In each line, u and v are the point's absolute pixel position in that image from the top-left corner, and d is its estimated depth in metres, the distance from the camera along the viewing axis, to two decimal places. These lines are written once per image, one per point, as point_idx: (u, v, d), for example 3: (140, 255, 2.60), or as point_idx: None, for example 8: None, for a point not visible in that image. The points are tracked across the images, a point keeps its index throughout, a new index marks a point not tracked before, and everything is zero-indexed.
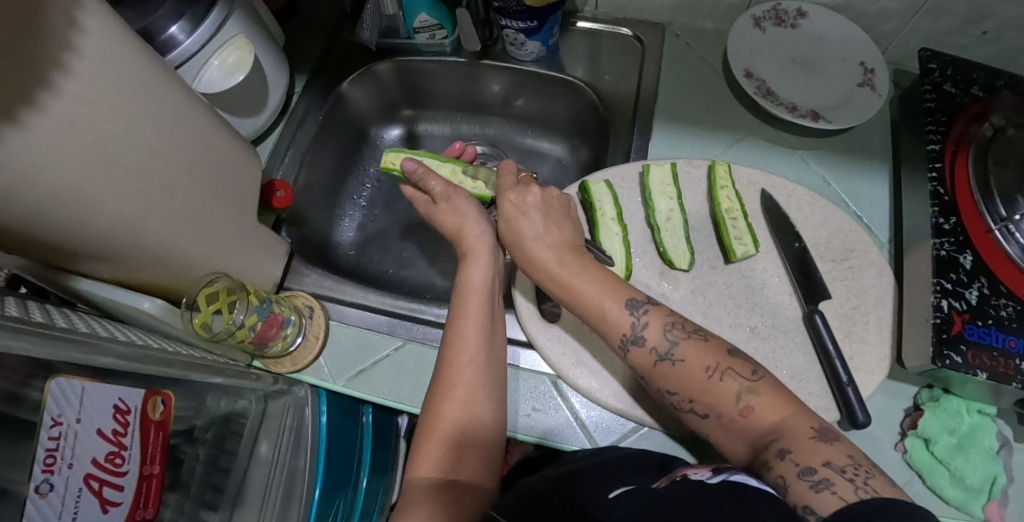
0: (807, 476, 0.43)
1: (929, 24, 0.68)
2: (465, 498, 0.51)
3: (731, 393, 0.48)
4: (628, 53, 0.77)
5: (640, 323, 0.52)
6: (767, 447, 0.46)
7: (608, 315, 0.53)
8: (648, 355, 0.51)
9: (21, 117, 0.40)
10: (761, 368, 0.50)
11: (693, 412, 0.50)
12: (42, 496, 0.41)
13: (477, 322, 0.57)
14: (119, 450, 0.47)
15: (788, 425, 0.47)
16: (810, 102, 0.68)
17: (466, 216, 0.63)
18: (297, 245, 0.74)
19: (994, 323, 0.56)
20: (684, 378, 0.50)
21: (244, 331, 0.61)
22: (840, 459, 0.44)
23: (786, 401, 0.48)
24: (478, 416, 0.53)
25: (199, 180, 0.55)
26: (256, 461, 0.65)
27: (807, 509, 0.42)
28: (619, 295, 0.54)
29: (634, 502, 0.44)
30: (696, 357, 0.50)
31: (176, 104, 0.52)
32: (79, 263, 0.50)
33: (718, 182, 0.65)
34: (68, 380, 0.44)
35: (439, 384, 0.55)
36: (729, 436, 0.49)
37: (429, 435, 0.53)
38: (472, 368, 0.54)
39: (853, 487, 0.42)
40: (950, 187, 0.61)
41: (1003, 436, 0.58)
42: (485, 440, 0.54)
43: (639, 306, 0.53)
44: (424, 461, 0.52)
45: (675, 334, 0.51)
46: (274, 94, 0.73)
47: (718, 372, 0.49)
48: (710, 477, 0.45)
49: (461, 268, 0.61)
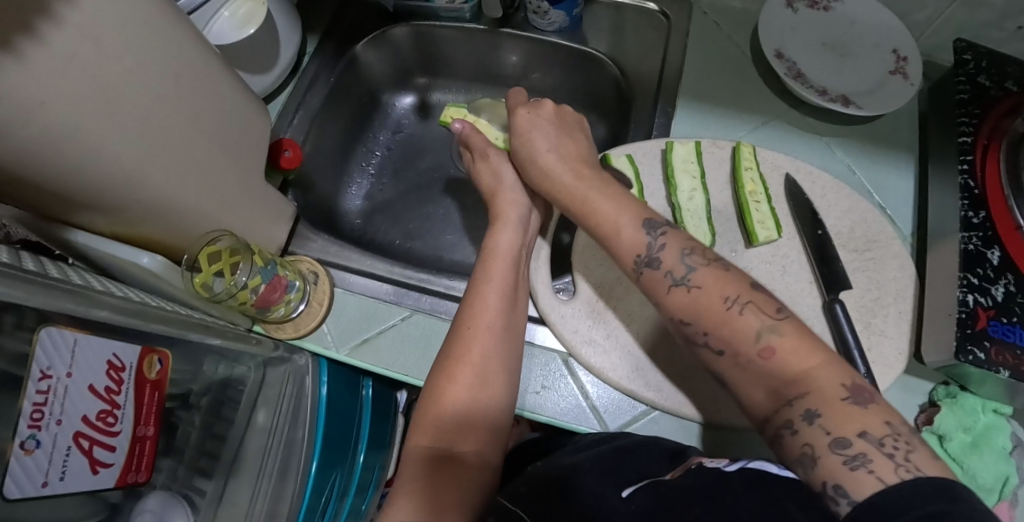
0: (840, 450, 0.41)
1: (965, 15, 0.66)
2: (466, 471, 0.48)
3: (751, 329, 0.46)
4: (653, 29, 0.75)
5: (657, 245, 0.52)
6: (792, 403, 0.44)
7: (624, 234, 0.53)
8: (663, 278, 0.51)
9: (18, 47, 0.37)
10: (786, 309, 0.48)
11: (707, 346, 0.48)
12: (27, 453, 0.40)
13: (498, 287, 0.55)
14: (112, 409, 0.45)
15: (817, 376, 0.44)
16: (840, 86, 0.66)
17: (500, 177, 0.63)
18: (304, 209, 0.72)
19: (1019, 322, 0.54)
20: (701, 305, 0.48)
21: (247, 292, 0.59)
22: (877, 429, 0.41)
23: (812, 345, 0.46)
24: (489, 385, 0.51)
25: (204, 133, 0.52)
26: (253, 429, 0.63)
27: (839, 489, 0.40)
28: (638, 217, 0.54)
29: (644, 493, 0.43)
30: (715, 286, 0.49)
31: (185, 49, 0.49)
32: (76, 214, 0.48)
33: (742, 163, 0.63)
34: (59, 330, 0.41)
35: (452, 347, 0.52)
36: (749, 382, 0.47)
37: (436, 398, 0.50)
38: (490, 333, 0.53)
39: (893, 465, 0.39)
40: (981, 180, 0.59)
41: (1017, 437, 0.58)
42: (494, 412, 0.51)
43: (657, 227, 0.53)
44: (427, 429, 0.49)
45: (693, 260, 0.51)
46: (286, 51, 0.70)
47: (738, 304, 0.48)
48: (727, 465, 0.44)
49: (489, 232, 0.59)
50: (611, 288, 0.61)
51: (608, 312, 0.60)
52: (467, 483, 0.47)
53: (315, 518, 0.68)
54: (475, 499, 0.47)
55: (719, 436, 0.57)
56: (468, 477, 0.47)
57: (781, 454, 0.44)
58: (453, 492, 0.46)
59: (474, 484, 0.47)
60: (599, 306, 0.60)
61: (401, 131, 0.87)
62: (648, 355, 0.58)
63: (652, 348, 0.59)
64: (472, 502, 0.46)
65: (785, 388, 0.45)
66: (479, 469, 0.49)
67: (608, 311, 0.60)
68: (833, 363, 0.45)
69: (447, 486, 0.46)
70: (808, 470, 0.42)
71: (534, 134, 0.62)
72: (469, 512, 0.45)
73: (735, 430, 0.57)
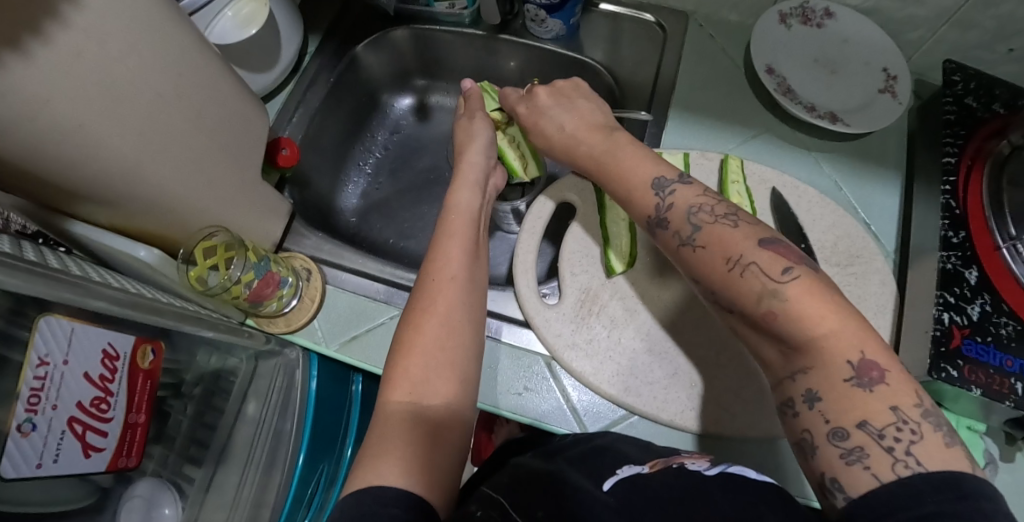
0: (838, 441, 0.42)
1: (956, 36, 0.67)
2: (437, 427, 0.48)
3: (752, 292, 0.45)
4: (649, 40, 0.76)
5: (667, 205, 0.51)
6: (796, 376, 0.44)
7: (636, 200, 0.53)
8: (673, 239, 0.50)
9: (25, 46, 0.39)
10: (796, 266, 0.45)
11: (719, 305, 0.48)
12: (24, 435, 0.41)
13: (460, 244, 0.58)
14: (106, 396, 0.47)
15: (826, 345, 0.42)
16: (829, 103, 0.67)
17: (475, 139, 0.68)
18: (298, 206, 0.74)
19: (993, 341, 0.55)
20: (703, 263, 0.48)
21: (240, 287, 0.60)
22: (880, 419, 0.40)
23: (826, 307, 0.43)
24: (457, 336, 0.52)
25: (205, 130, 0.54)
26: (243, 420, 0.65)
27: (836, 482, 0.41)
28: (646, 180, 0.53)
29: (624, 484, 0.45)
30: (717, 246, 0.48)
31: (188, 49, 0.51)
32: (77, 206, 0.49)
33: (730, 176, 0.64)
34: (58, 319, 0.42)
35: (419, 301, 0.54)
36: (758, 338, 0.46)
37: (406, 353, 0.51)
38: (454, 285, 0.54)
39: (891, 460, 0.39)
40: (963, 201, 0.60)
41: (990, 454, 0.58)
42: (463, 364, 0.51)
43: (666, 186, 0.52)
44: (402, 385, 0.49)
45: (701, 218, 0.49)
46: (286, 51, 0.71)
47: (740, 266, 0.46)
48: (707, 469, 0.46)
49: (450, 193, 0.63)
50: (595, 294, 0.63)
51: (592, 318, 0.62)
52: (439, 442, 0.47)
53: (303, 509, 0.69)
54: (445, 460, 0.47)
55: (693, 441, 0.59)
56: (439, 436, 0.48)
57: (788, 422, 0.45)
58: (424, 448, 0.46)
59: (444, 441, 0.48)
60: (582, 311, 0.62)
61: (399, 131, 0.88)
62: (630, 361, 0.60)
63: (634, 356, 0.60)
64: (442, 458, 0.47)
65: (795, 355, 0.44)
66: (450, 426, 0.49)
67: (592, 316, 0.62)
68: (852, 326, 0.43)
69: (420, 443, 0.46)
70: (810, 455, 0.43)
71: (555, 109, 0.64)
72: (441, 469, 0.46)
73: (712, 437, 0.58)
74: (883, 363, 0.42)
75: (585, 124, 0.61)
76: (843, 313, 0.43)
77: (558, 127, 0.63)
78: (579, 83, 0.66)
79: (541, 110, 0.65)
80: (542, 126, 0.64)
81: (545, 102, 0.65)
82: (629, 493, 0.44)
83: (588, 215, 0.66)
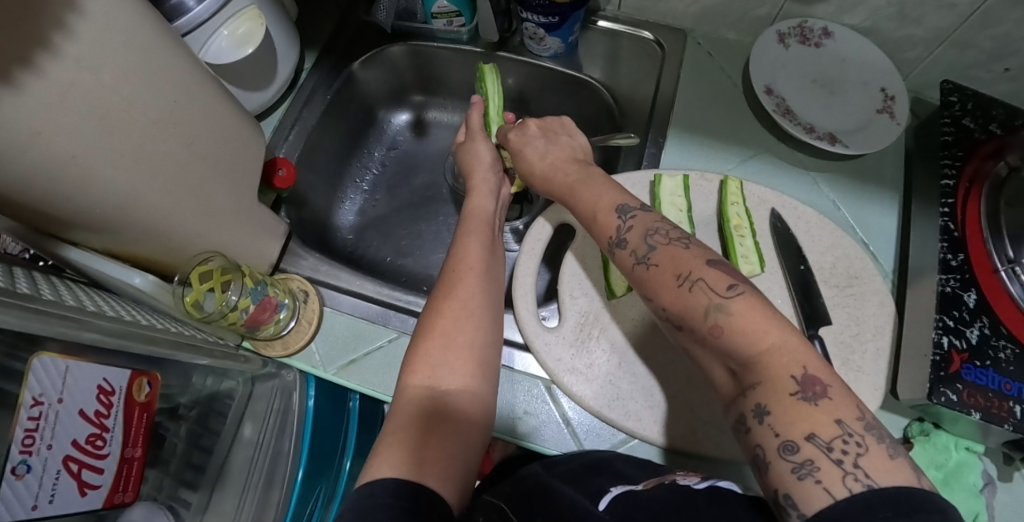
0: (788, 455, 0.39)
1: (953, 56, 0.68)
2: (456, 411, 0.48)
3: (699, 306, 0.44)
4: (648, 58, 0.77)
5: (626, 228, 0.51)
6: (747, 393, 0.42)
7: (600, 221, 0.53)
8: (629, 258, 0.50)
9: (17, 78, 0.38)
10: (741, 283, 0.45)
11: (669, 323, 0.47)
12: (18, 478, 0.40)
13: (477, 238, 0.59)
14: (101, 432, 0.46)
15: (771, 358, 0.41)
16: (828, 124, 0.67)
17: (478, 157, 0.68)
18: (296, 226, 0.73)
19: (992, 365, 0.55)
20: (655, 282, 0.48)
21: (237, 313, 0.60)
22: (827, 432, 0.39)
23: (768, 321, 0.42)
24: (475, 321, 0.53)
25: (198, 155, 0.53)
26: (239, 443, 0.64)
27: (789, 499, 0.38)
28: (611, 204, 0.54)
29: (618, 505, 0.44)
30: (670, 264, 0.48)
31: (183, 74, 0.50)
32: (69, 233, 0.48)
33: (729, 197, 0.65)
34: (52, 359, 0.42)
35: (440, 290, 0.55)
36: (709, 358, 0.45)
37: (427, 339, 0.51)
38: (473, 274, 0.55)
39: (841, 473, 0.37)
40: (961, 223, 0.60)
41: (987, 475, 0.57)
42: (482, 347, 0.52)
43: (628, 212, 0.52)
44: (419, 370, 0.50)
45: (657, 239, 0.49)
46: (282, 69, 0.71)
47: (689, 281, 0.46)
48: (697, 482, 0.45)
49: (467, 197, 0.64)
50: (595, 317, 0.62)
51: (592, 341, 0.61)
52: (458, 428, 0.47)
53: None
54: (454, 447, 0.46)
55: (691, 463, 0.58)
56: (459, 423, 0.48)
57: (741, 441, 0.42)
58: (437, 435, 0.46)
59: (462, 426, 0.48)
60: (582, 334, 0.62)
61: (396, 147, 0.88)
62: (630, 385, 0.60)
63: (633, 380, 0.60)
64: (459, 444, 0.47)
65: (744, 373, 0.42)
66: (466, 413, 0.49)
67: (592, 340, 0.61)
68: (801, 346, 0.42)
69: (433, 427, 0.46)
70: (763, 473, 0.40)
71: (539, 142, 0.63)
72: (456, 456, 0.46)
73: (708, 459, 0.58)
74: (826, 379, 0.40)
75: (567, 157, 0.62)
76: (786, 330, 0.42)
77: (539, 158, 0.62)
78: (567, 121, 0.66)
79: (525, 143, 0.64)
80: (525, 155, 0.63)
81: (534, 134, 0.65)
82: (624, 510, 0.44)
83: (587, 236, 0.66)
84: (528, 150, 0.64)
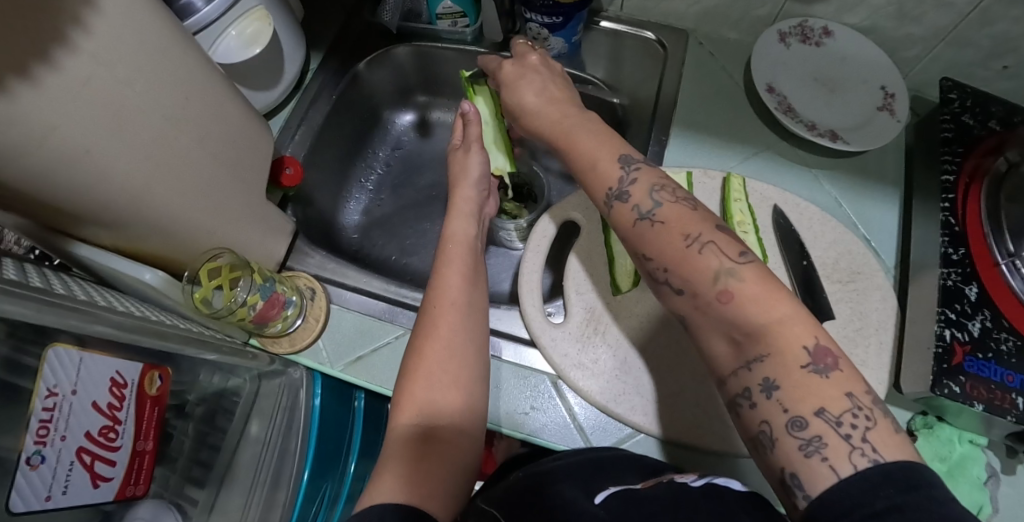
0: (796, 431, 0.39)
1: (952, 54, 0.69)
2: (447, 448, 0.48)
3: (709, 268, 0.43)
4: (651, 58, 0.78)
5: (629, 180, 0.49)
6: (751, 366, 0.41)
7: (600, 169, 0.51)
8: (630, 212, 0.48)
9: (33, 73, 0.39)
10: (751, 252, 0.44)
11: (668, 285, 0.46)
12: (32, 468, 0.41)
13: (458, 269, 0.58)
14: (114, 424, 0.46)
15: (779, 331, 0.41)
16: (830, 121, 0.68)
17: (468, 174, 0.66)
18: (302, 225, 0.74)
19: (994, 357, 0.56)
20: (662, 239, 0.46)
21: (245, 309, 0.60)
22: (836, 406, 0.39)
23: (779, 292, 0.42)
24: (459, 356, 0.52)
25: (209, 151, 0.53)
26: (246, 440, 0.64)
27: (796, 479, 0.39)
28: (613, 152, 0.51)
29: (617, 498, 0.44)
30: (679, 223, 0.46)
31: (194, 70, 0.50)
32: (81, 228, 0.49)
33: (732, 195, 0.65)
34: (66, 349, 0.42)
35: (423, 325, 0.54)
36: (709, 328, 0.44)
37: (413, 372, 0.51)
38: (455, 310, 0.54)
39: (848, 449, 0.38)
40: (961, 217, 0.61)
41: (992, 468, 0.57)
42: (468, 384, 0.51)
43: (632, 164, 0.50)
44: (407, 409, 0.50)
45: (662, 195, 0.48)
46: (289, 69, 0.72)
47: (699, 243, 0.44)
48: (693, 480, 0.44)
49: (443, 222, 0.62)
50: (600, 313, 0.63)
51: (597, 337, 0.62)
52: (450, 463, 0.48)
53: None
54: (447, 484, 0.46)
55: (696, 458, 0.59)
56: (450, 459, 0.48)
57: (742, 423, 0.42)
58: (431, 467, 0.46)
59: (451, 461, 0.48)
60: (588, 330, 0.62)
61: (401, 147, 0.89)
62: (636, 380, 0.60)
63: (640, 375, 0.60)
64: (453, 478, 0.47)
65: (749, 344, 0.42)
66: (455, 448, 0.49)
67: (597, 335, 0.62)
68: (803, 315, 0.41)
69: (424, 464, 0.46)
70: (767, 450, 0.41)
71: (532, 78, 0.61)
72: (450, 491, 0.46)
73: (713, 453, 0.58)
74: (836, 348, 0.40)
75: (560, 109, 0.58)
76: (794, 304, 0.42)
77: (529, 101, 0.59)
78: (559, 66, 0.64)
79: (515, 80, 0.62)
80: (513, 96, 0.61)
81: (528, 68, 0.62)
82: (621, 504, 0.43)
83: (591, 233, 0.67)
84: (518, 90, 0.61)
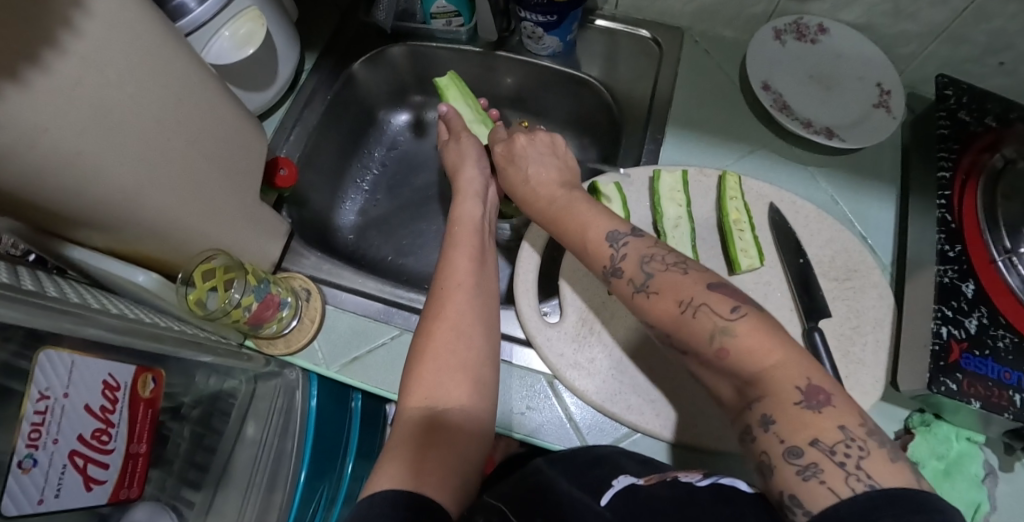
0: (793, 460, 0.39)
1: (947, 50, 0.68)
2: (454, 430, 0.48)
3: (705, 330, 0.44)
4: (645, 56, 0.78)
5: (620, 254, 0.51)
6: (752, 407, 0.42)
7: (590, 250, 0.52)
8: (626, 285, 0.49)
9: (24, 75, 0.39)
10: (744, 305, 0.45)
11: (674, 348, 0.48)
12: (24, 471, 0.41)
13: (466, 253, 0.57)
14: (107, 427, 0.46)
15: (774, 375, 0.42)
16: (825, 119, 0.68)
17: (466, 156, 0.66)
18: (297, 225, 0.74)
19: (991, 354, 0.56)
20: (657, 310, 0.47)
21: (240, 310, 0.60)
22: (830, 436, 0.39)
23: (774, 342, 0.43)
24: (466, 338, 0.52)
25: (202, 153, 0.53)
26: (243, 442, 0.64)
27: (794, 499, 0.38)
28: (600, 232, 0.52)
29: (620, 499, 0.44)
30: (671, 291, 0.47)
31: (186, 72, 0.50)
32: (74, 231, 0.49)
33: (728, 192, 0.65)
34: (57, 353, 0.42)
35: (431, 309, 0.54)
36: (716, 377, 0.45)
37: (420, 357, 0.51)
38: (463, 292, 0.54)
39: (844, 475, 0.37)
40: (958, 214, 0.61)
41: (989, 465, 0.57)
42: (474, 367, 0.51)
43: (620, 238, 0.51)
44: (415, 392, 0.50)
45: (653, 266, 0.49)
46: (283, 70, 0.71)
47: (692, 307, 0.46)
48: (699, 480, 0.43)
49: (452, 206, 0.63)
50: (596, 313, 0.63)
51: (592, 337, 0.62)
52: (456, 446, 0.47)
53: None
54: (453, 467, 0.46)
55: (692, 457, 0.59)
56: (457, 441, 0.48)
57: (748, 451, 0.43)
58: (438, 450, 0.46)
59: (458, 444, 0.48)
60: (583, 329, 0.62)
61: (396, 148, 0.88)
62: (632, 380, 0.60)
63: (636, 375, 0.60)
64: (459, 460, 0.47)
65: (748, 389, 0.43)
66: (462, 431, 0.49)
67: (593, 335, 0.62)
68: (800, 360, 0.42)
69: (430, 447, 0.46)
70: (767, 477, 0.41)
71: (528, 153, 0.61)
72: (455, 473, 0.46)
73: (709, 452, 0.58)
74: (829, 388, 0.41)
75: (552, 179, 0.58)
76: (788, 346, 0.43)
77: (522, 180, 0.59)
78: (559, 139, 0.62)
79: (512, 155, 0.61)
80: (510, 172, 0.61)
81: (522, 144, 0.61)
82: (624, 506, 0.43)
83: None
84: (515, 167, 0.61)
